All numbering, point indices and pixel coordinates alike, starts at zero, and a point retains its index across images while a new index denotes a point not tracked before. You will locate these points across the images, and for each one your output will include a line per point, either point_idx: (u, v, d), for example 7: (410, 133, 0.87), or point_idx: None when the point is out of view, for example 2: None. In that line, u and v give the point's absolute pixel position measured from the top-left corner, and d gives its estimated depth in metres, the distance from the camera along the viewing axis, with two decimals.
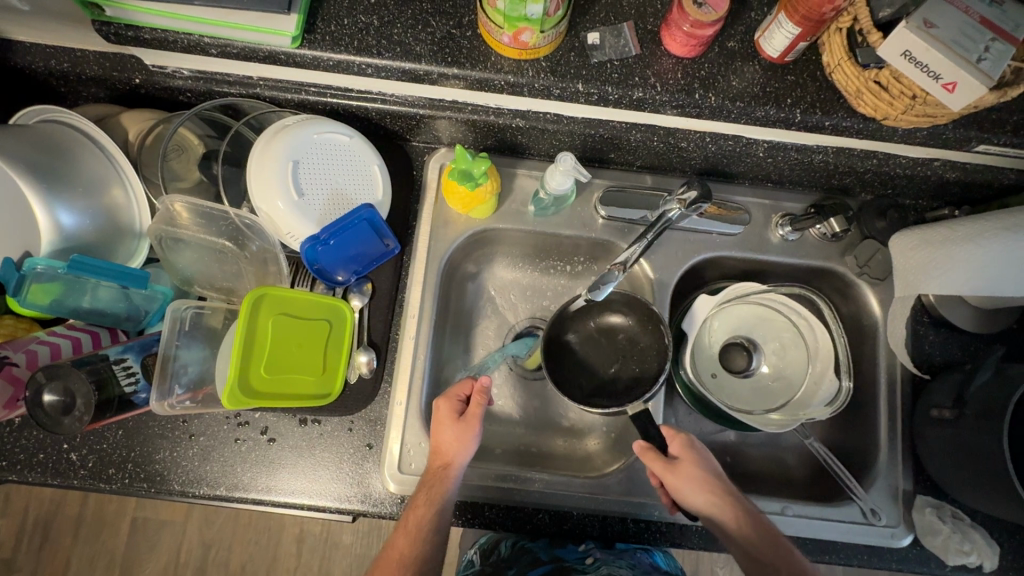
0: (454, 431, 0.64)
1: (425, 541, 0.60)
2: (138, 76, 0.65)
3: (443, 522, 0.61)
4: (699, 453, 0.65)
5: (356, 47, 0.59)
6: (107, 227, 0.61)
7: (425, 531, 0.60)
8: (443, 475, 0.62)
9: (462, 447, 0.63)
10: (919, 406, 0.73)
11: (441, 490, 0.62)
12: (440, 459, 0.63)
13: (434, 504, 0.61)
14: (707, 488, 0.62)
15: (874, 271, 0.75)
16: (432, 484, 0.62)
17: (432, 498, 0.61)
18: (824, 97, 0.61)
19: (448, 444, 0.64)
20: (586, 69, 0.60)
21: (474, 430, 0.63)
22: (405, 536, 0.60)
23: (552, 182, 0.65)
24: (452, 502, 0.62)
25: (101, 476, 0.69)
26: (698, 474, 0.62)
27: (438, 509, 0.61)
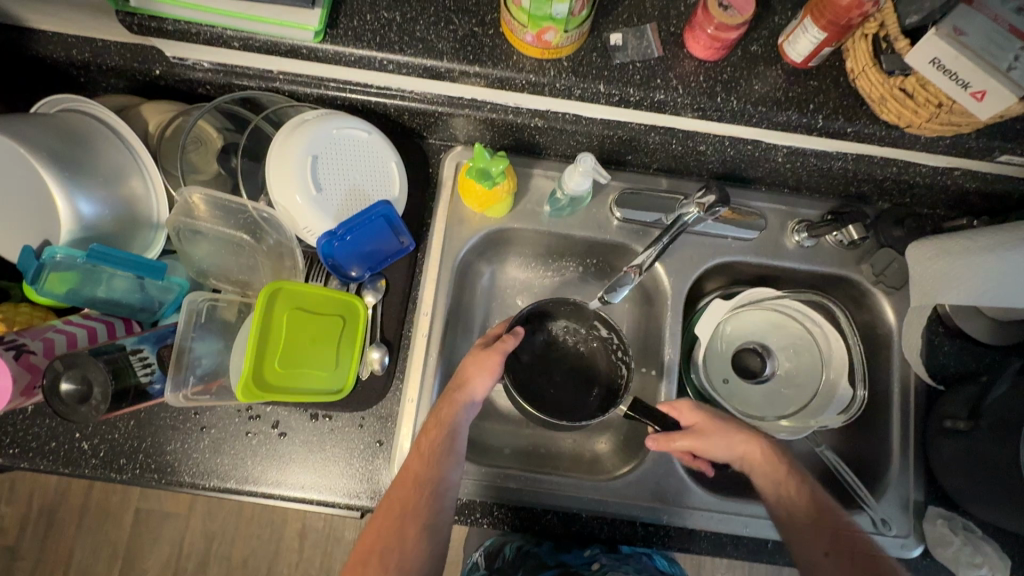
0: (471, 359, 0.65)
1: (437, 463, 0.60)
2: (158, 67, 0.65)
3: (455, 443, 0.61)
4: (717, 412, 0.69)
5: (378, 43, 0.59)
6: (126, 217, 0.61)
7: (438, 451, 0.60)
8: (456, 396, 0.63)
9: (476, 374, 0.63)
10: (932, 417, 0.72)
11: (453, 411, 0.62)
12: (455, 384, 0.64)
13: (445, 426, 0.62)
14: (733, 438, 0.67)
15: (890, 280, 0.75)
16: (444, 407, 0.63)
17: (444, 419, 0.62)
18: (847, 104, 0.60)
19: (463, 371, 0.65)
20: (608, 70, 0.60)
21: (495, 361, 0.64)
22: (417, 458, 0.61)
23: (570, 182, 0.65)
24: (465, 426, 0.62)
25: (112, 466, 0.69)
26: (722, 428, 0.67)
27: (449, 431, 0.61)
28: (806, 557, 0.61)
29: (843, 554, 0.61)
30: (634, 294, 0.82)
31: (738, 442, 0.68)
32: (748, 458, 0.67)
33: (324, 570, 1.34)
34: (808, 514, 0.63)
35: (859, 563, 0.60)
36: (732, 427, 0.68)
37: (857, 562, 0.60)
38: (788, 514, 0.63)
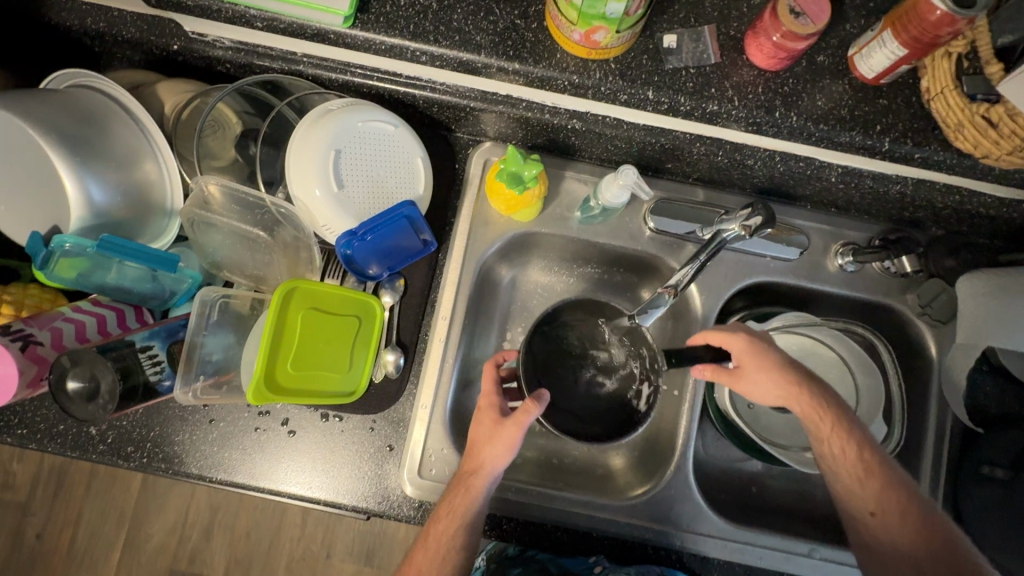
0: (486, 434, 0.59)
1: (447, 558, 0.57)
2: (176, 43, 0.61)
3: (466, 536, 0.57)
4: (771, 349, 0.63)
5: (412, 31, 0.55)
6: (138, 204, 0.59)
7: (447, 546, 0.57)
8: (470, 482, 0.58)
9: (493, 452, 0.58)
10: (967, 459, 0.69)
11: (466, 501, 0.58)
12: (470, 462, 0.59)
13: (457, 515, 0.57)
14: (773, 382, 0.62)
15: (936, 313, 0.70)
16: (457, 492, 0.58)
17: (457, 509, 0.57)
18: (917, 127, 0.55)
19: (479, 446, 0.59)
20: (658, 75, 0.55)
21: (511, 441, 0.58)
22: (425, 551, 0.57)
23: (607, 193, 0.61)
24: (481, 510, 0.58)
25: (120, 453, 0.68)
26: (765, 372, 0.62)
27: (462, 520, 0.57)
28: (851, 509, 0.60)
29: (894, 517, 0.57)
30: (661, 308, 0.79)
31: (781, 386, 0.61)
32: (791, 404, 0.61)
33: (325, 547, 1.36)
34: (855, 476, 0.59)
35: (909, 523, 0.56)
36: (775, 371, 0.62)
37: (903, 521, 0.57)
38: (834, 469, 0.60)
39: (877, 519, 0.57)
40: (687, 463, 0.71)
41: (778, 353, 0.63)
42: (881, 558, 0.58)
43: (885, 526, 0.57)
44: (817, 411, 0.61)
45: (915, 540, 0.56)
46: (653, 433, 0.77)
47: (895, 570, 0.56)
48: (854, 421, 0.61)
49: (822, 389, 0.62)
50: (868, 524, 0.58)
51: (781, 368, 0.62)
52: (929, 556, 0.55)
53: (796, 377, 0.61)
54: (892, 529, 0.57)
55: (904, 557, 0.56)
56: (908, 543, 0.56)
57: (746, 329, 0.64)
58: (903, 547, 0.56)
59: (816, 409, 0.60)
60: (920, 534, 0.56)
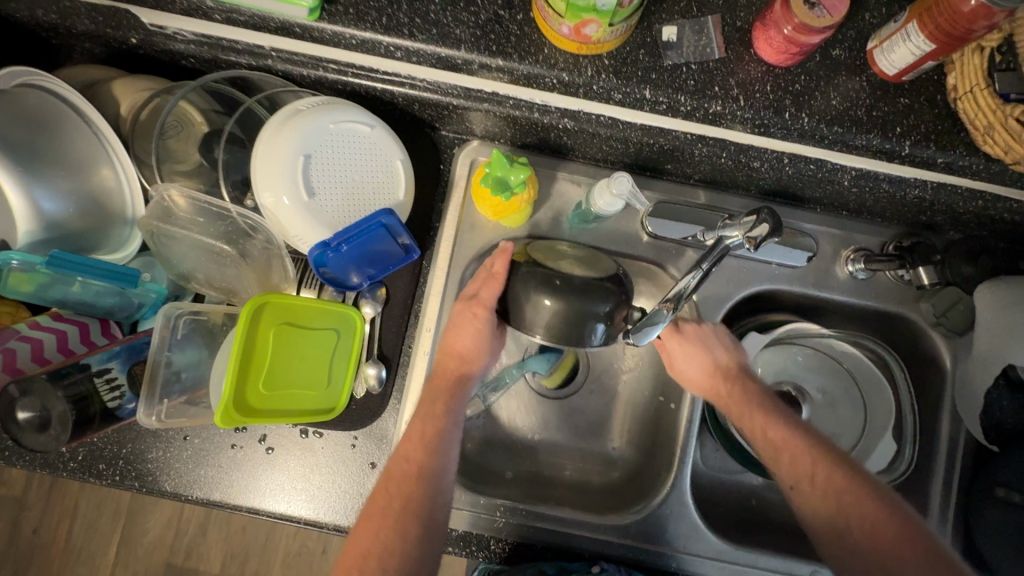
0: (479, 341, 0.60)
1: (443, 453, 0.56)
2: (134, 36, 0.56)
3: (456, 432, 0.58)
4: (709, 339, 0.64)
5: (385, 24, 0.50)
6: (95, 213, 0.55)
7: (443, 442, 0.56)
8: (462, 384, 0.60)
9: (482, 356, 0.61)
10: (980, 479, 0.65)
11: (457, 399, 0.59)
12: (459, 366, 0.60)
13: (449, 414, 0.58)
14: (700, 370, 0.63)
15: (952, 324, 0.66)
16: (451, 393, 0.59)
17: (448, 405, 0.58)
18: (941, 128, 0.50)
19: (470, 351, 0.60)
20: (657, 72, 0.50)
21: (495, 348, 0.63)
22: (417, 443, 0.56)
23: (599, 200, 0.57)
24: (464, 413, 0.59)
25: (91, 471, 0.65)
26: (696, 362, 0.63)
27: (454, 418, 0.58)
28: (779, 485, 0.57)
29: (810, 486, 0.54)
30: None
31: (712, 377, 0.62)
32: (714, 395, 0.62)
33: (320, 544, 1.35)
34: (768, 446, 0.57)
35: (826, 490, 0.54)
36: (709, 363, 0.63)
37: (823, 492, 0.54)
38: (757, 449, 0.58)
39: (798, 493, 0.55)
40: (685, 480, 0.67)
41: (715, 348, 0.63)
42: (836, 555, 0.52)
43: (807, 499, 0.54)
44: (730, 393, 0.61)
45: (837, 506, 0.53)
46: (649, 446, 0.73)
47: (825, 540, 0.53)
48: (770, 401, 0.60)
49: (743, 374, 0.63)
50: (796, 499, 0.55)
51: (711, 358, 0.63)
52: (852, 523, 0.52)
53: (719, 367, 0.62)
54: (817, 499, 0.54)
55: (831, 528, 0.53)
56: (862, 532, 0.51)
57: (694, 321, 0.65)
58: (837, 525, 0.53)
59: (726, 391, 0.62)
60: (834, 498, 0.53)
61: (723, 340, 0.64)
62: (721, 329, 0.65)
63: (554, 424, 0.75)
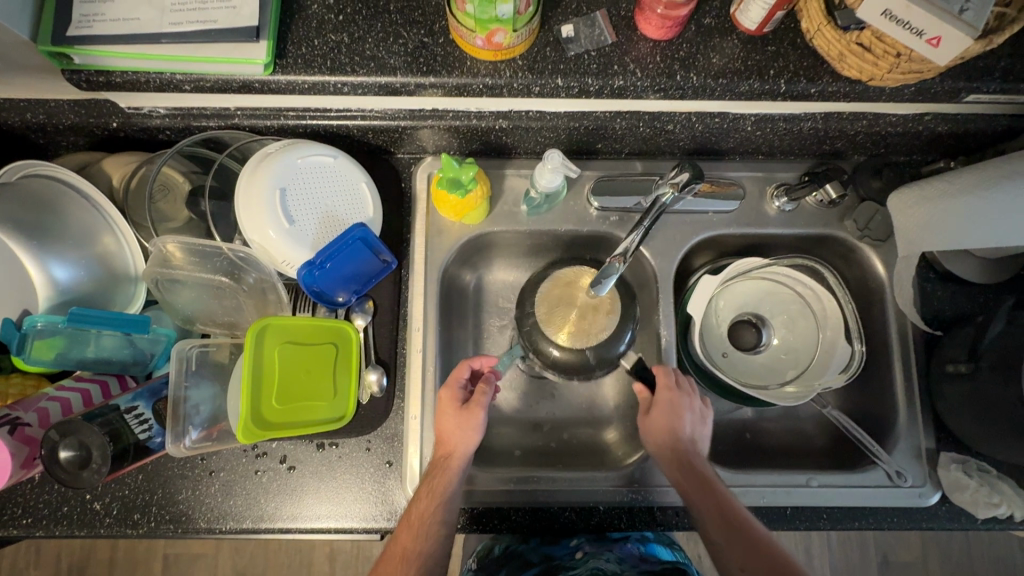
0: (454, 422, 0.65)
1: (429, 535, 0.59)
2: (115, 120, 0.64)
3: (445, 515, 0.60)
4: (681, 408, 0.67)
5: (330, 66, 0.58)
6: (103, 276, 0.62)
7: (429, 522, 0.59)
8: (447, 465, 0.63)
9: (465, 435, 0.64)
10: (934, 363, 0.72)
11: (446, 481, 0.62)
12: (444, 450, 0.65)
13: (437, 496, 0.61)
14: (661, 430, 0.66)
15: (874, 233, 0.74)
16: (435, 476, 0.62)
17: (436, 489, 0.61)
18: (807, 65, 0.60)
19: (450, 433, 0.65)
20: (564, 63, 0.59)
21: (476, 420, 0.65)
22: (408, 530, 0.60)
23: (542, 180, 0.65)
24: (456, 494, 0.62)
25: (128, 522, 0.69)
26: (662, 428, 0.66)
27: (442, 502, 0.61)
28: (720, 565, 0.56)
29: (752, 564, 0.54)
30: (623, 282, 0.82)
31: (669, 444, 0.65)
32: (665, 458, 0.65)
33: None
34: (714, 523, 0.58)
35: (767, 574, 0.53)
36: (669, 429, 0.66)
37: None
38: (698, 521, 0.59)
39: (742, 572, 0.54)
40: None
41: (684, 420, 0.66)
42: None
43: None
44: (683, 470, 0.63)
45: None
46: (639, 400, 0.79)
47: None
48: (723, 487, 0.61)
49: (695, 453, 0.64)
50: None
51: (676, 426, 0.66)
52: None
53: (678, 437, 0.65)
54: None
55: None
56: None
57: (674, 378, 0.69)
58: None
59: (681, 466, 0.63)
60: None
61: (693, 419, 0.67)
62: (693, 390, 0.69)
63: (551, 398, 0.81)
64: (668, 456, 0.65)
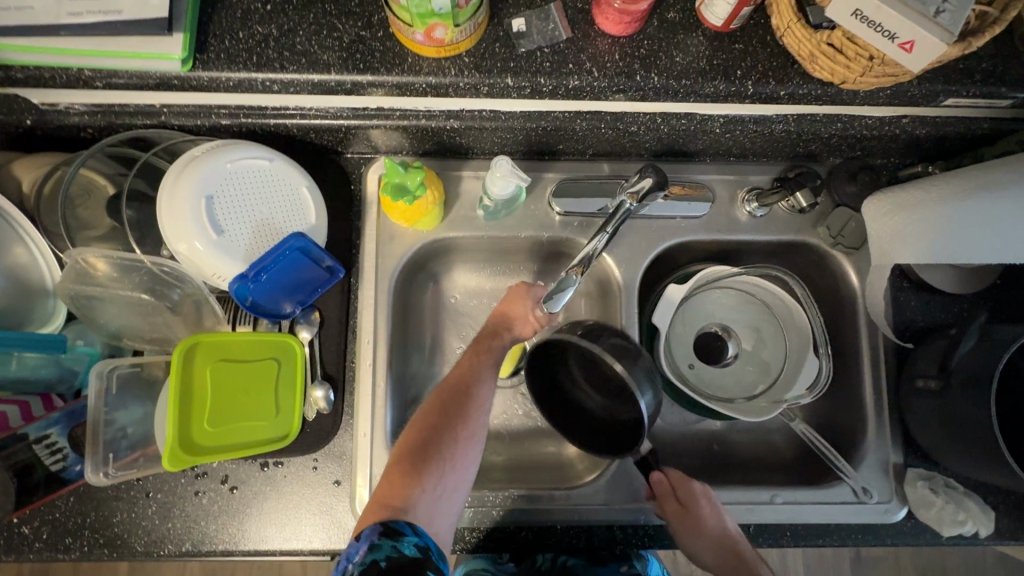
0: (518, 300, 0.66)
1: (474, 388, 0.60)
2: (28, 117, 0.59)
3: (490, 380, 0.61)
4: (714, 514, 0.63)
5: (256, 62, 0.53)
6: (14, 291, 0.57)
7: (476, 378, 0.61)
8: (501, 333, 0.64)
9: (523, 317, 0.65)
10: (905, 376, 0.70)
11: (498, 348, 0.63)
12: (500, 322, 0.65)
13: (492, 354, 0.63)
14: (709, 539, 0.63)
15: (848, 240, 0.71)
16: (489, 339, 0.64)
17: (492, 347, 0.64)
18: (776, 65, 0.55)
19: (510, 309, 0.65)
20: (514, 61, 0.54)
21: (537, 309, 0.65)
22: (463, 377, 0.61)
23: (494, 187, 0.60)
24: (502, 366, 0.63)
25: (58, 547, 0.65)
26: (702, 540, 0.62)
27: (490, 366, 0.62)
28: None
29: None
30: (589, 289, 0.78)
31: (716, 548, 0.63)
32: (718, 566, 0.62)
33: None
34: None
35: None
36: (713, 532, 0.63)
37: None
38: None
39: None
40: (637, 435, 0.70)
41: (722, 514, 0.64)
42: None
43: None
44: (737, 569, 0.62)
45: None
46: None
47: None
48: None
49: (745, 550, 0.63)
50: None
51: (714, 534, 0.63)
52: None
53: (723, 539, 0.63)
54: None
55: None
56: None
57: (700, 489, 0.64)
58: None
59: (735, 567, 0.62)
60: None
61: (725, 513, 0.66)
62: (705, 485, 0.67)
63: (512, 409, 0.78)
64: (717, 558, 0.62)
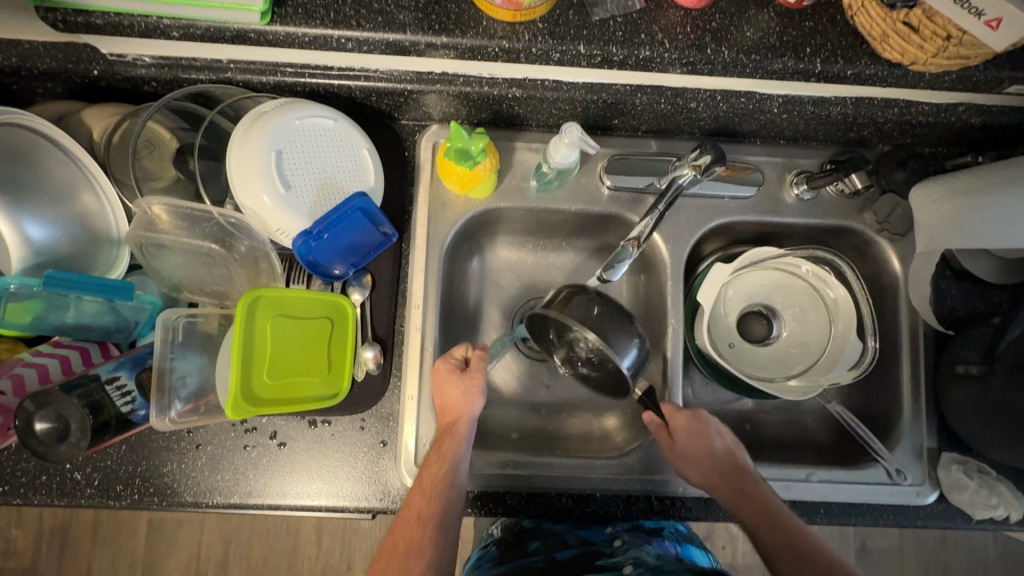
0: (458, 389, 0.62)
1: (442, 496, 0.57)
2: (95, 67, 0.59)
3: (456, 477, 0.59)
4: (707, 425, 0.66)
5: (333, 19, 0.54)
6: (81, 237, 0.58)
7: (440, 485, 0.57)
8: (453, 428, 0.61)
9: (468, 401, 0.62)
10: (944, 362, 0.71)
11: (455, 444, 0.60)
12: (448, 415, 0.62)
13: (447, 460, 0.59)
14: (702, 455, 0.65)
15: (894, 226, 0.72)
16: (443, 440, 0.61)
17: (448, 452, 0.59)
18: (845, 44, 0.56)
19: (453, 401, 0.62)
20: (587, 29, 0.55)
21: (480, 386, 0.63)
22: (422, 493, 0.58)
23: (555, 155, 0.61)
24: (465, 456, 0.60)
25: (109, 493, 0.66)
26: (699, 464, 0.64)
27: (451, 465, 0.59)
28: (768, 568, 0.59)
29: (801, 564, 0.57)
30: (631, 267, 0.79)
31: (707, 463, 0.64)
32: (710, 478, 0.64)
33: (344, 560, 1.32)
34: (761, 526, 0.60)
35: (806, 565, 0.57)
36: (705, 448, 0.65)
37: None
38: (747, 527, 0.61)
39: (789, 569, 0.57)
40: None
41: (716, 436, 0.66)
42: None
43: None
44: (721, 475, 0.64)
45: None
46: None
47: None
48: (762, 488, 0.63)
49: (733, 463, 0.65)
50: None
51: (710, 455, 0.65)
52: None
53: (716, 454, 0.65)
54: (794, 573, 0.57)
55: None
56: None
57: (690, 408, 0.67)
58: None
59: (719, 477, 0.64)
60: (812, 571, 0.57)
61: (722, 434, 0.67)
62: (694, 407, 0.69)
63: (550, 381, 0.79)
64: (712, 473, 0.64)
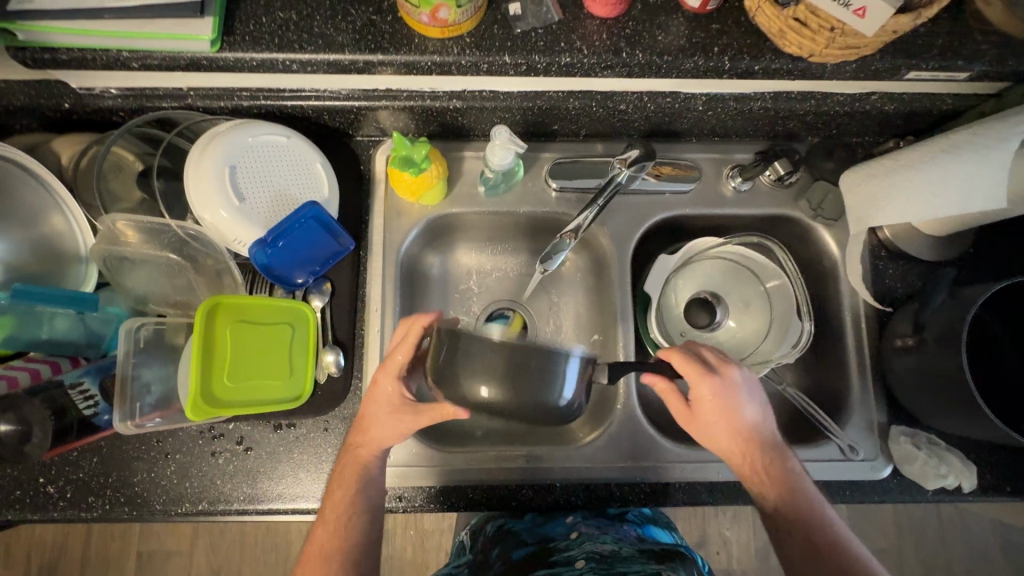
0: (379, 418, 0.60)
1: (349, 521, 0.59)
2: (67, 101, 0.64)
3: (364, 500, 0.60)
4: (733, 397, 0.60)
5: (277, 44, 0.59)
6: (51, 257, 0.63)
7: (348, 512, 0.59)
8: (361, 454, 0.61)
9: (388, 433, 0.60)
10: (886, 339, 0.73)
11: (361, 468, 0.60)
12: (361, 439, 0.61)
13: (354, 483, 0.60)
14: (721, 424, 0.60)
15: (827, 212, 0.76)
16: (348, 464, 0.61)
17: (351, 477, 0.60)
18: (750, 42, 0.61)
19: (371, 427, 0.61)
20: (511, 41, 0.60)
21: (409, 426, 0.59)
22: (327, 525, 0.59)
23: (493, 158, 0.65)
24: (373, 480, 0.61)
25: (81, 505, 0.68)
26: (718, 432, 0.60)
27: (356, 490, 0.60)
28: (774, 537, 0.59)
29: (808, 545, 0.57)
30: (584, 265, 0.83)
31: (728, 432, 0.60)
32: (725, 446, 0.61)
33: None
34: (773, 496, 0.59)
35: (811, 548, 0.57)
36: (726, 416, 0.59)
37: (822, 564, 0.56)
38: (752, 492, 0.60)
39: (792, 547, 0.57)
40: (633, 398, 0.73)
41: (742, 406, 0.60)
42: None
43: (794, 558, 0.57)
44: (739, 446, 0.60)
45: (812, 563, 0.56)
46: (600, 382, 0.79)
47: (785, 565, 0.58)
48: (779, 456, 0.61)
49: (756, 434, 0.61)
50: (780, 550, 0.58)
51: (728, 426, 0.60)
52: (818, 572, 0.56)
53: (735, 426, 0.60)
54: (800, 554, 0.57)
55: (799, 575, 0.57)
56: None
57: (720, 371, 0.60)
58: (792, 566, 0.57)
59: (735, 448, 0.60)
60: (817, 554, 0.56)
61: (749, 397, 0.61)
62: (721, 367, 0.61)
63: None
64: (730, 440, 0.60)
